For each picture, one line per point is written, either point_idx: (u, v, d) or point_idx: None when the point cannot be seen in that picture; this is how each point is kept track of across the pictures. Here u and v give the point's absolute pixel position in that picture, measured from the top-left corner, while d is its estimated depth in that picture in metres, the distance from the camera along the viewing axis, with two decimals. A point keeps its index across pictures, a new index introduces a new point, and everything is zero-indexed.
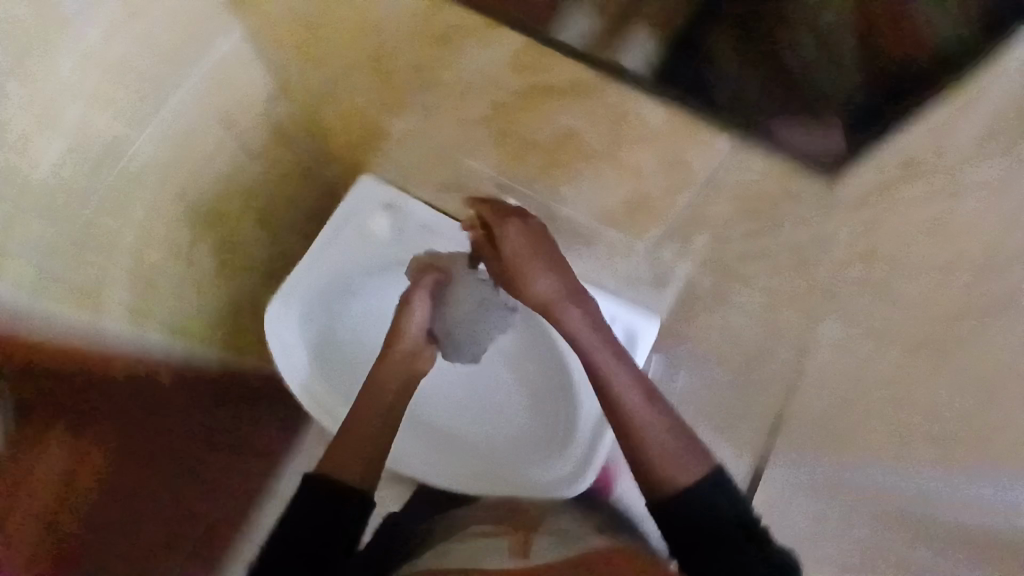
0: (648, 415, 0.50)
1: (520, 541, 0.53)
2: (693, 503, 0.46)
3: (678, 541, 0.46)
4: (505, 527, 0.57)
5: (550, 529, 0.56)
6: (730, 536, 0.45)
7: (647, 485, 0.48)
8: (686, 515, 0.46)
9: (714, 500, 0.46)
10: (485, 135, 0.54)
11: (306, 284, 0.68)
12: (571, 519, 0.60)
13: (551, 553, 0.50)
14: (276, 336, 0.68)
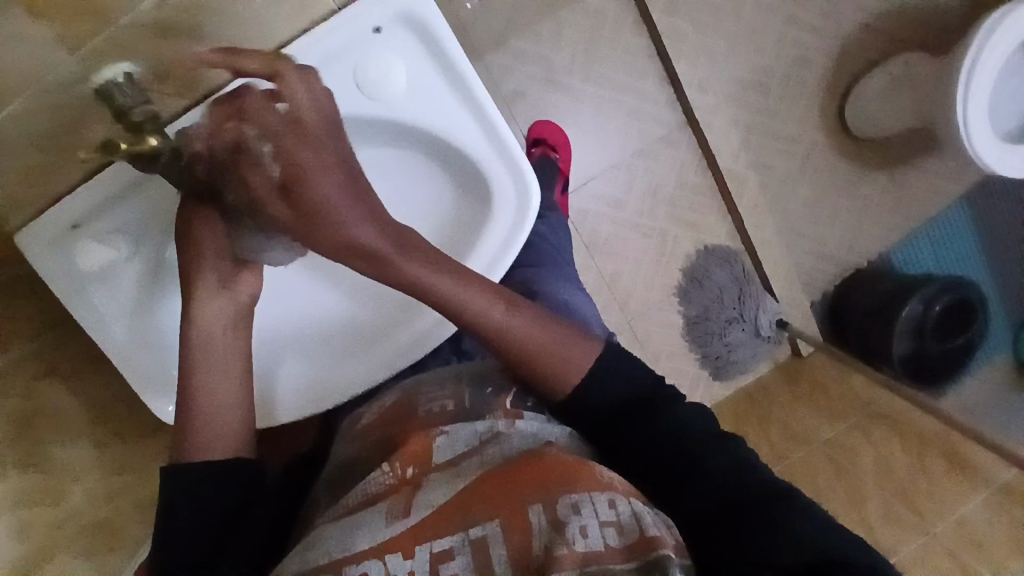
0: (518, 322, 0.59)
1: (420, 461, 0.50)
2: (608, 392, 0.57)
3: (588, 419, 0.58)
4: (399, 465, 0.51)
5: (442, 439, 0.52)
6: (636, 409, 0.57)
7: (539, 381, 0.58)
8: (589, 407, 0.57)
9: (617, 378, 0.58)
10: None
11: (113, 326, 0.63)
12: (486, 390, 0.59)
13: (441, 493, 0.47)
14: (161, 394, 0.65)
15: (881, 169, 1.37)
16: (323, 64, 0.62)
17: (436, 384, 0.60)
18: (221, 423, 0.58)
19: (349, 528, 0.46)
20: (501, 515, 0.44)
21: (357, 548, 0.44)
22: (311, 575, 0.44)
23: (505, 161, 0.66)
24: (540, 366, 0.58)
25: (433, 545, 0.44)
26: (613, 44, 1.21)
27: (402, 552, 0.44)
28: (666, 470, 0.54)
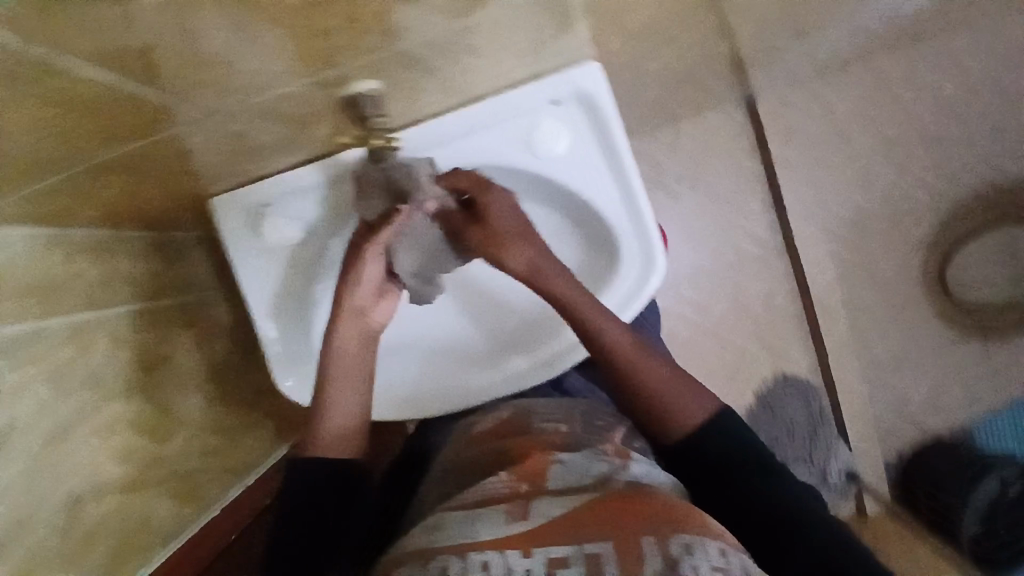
0: (642, 360, 0.64)
1: (535, 481, 0.54)
2: (723, 448, 0.58)
3: (697, 469, 0.58)
4: (517, 476, 0.55)
5: (558, 462, 0.56)
6: (750, 471, 0.57)
7: (657, 422, 0.61)
8: (701, 456, 0.59)
9: (732, 436, 0.59)
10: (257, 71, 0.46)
11: (276, 302, 0.76)
12: (596, 425, 0.64)
13: (556, 508, 0.50)
14: (290, 366, 0.78)
15: (980, 333, 1.33)
16: (500, 118, 0.71)
17: (548, 411, 0.67)
18: (343, 419, 0.65)
19: (470, 520, 0.51)
20: (615, 538, 0.47)
21: (478, 539, 0.49)
22: (433, 554, 0.49)
23: (638, 232, 0.75)
24: (655, 407, 0.61)
25: (549, 550, 0.47)
26: (724, 159, 1.33)
27: (520, 550, 0.47)
28: (778, 533, 0.54)
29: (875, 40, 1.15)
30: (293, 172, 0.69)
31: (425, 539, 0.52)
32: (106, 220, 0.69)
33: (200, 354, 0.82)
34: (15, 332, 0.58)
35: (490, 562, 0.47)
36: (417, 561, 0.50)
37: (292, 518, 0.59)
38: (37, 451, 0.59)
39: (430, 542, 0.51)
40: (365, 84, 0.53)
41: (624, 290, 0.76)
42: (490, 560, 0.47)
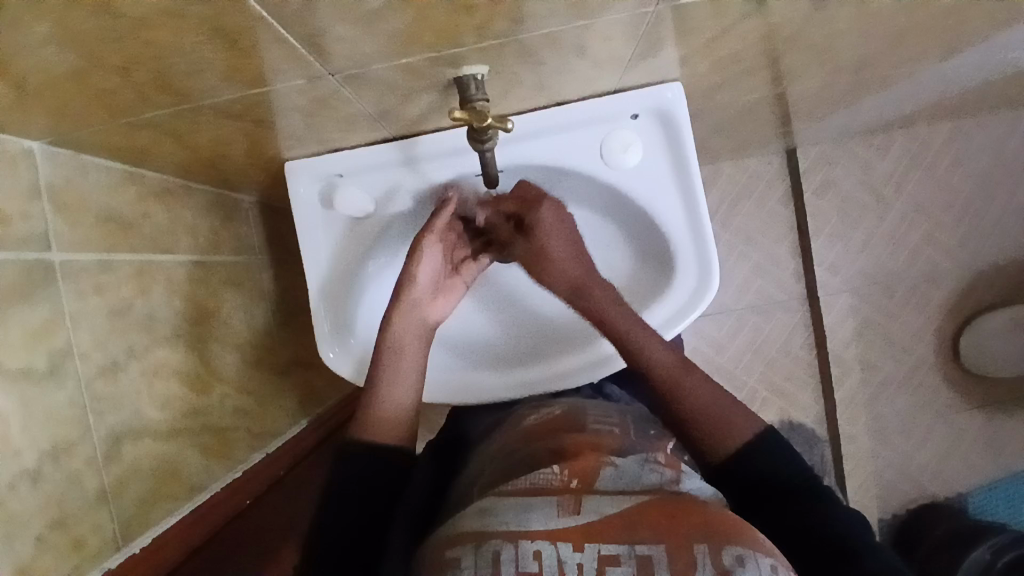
0: (688, 380, 0.66)
1: (586, 477, 0.54)
2: (768, 467, 0.60)
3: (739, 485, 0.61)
4: (568, 472, 0.55)
5: (611, 463, 0.56)
6: (793, 494, 0.59)
7: (701, 441, 0.64)
8: (745, 473, 0.61)
9: (778, 457, 0.61)
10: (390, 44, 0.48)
11: (331, 272, 0.76)
12: (648, 432, 0.67)
13: (609, 505, 0.50)
14: (335, 339, 0.78)
15: (986, 408, 1.36)
16: (577, 124, 0.73)
17: (602, 411, 0.72)
18: (398, 400, 0.68)
19: (522, 508, 0.51)
20: (666, 541, 0.47)
21: (530, 528, 0.50)
22: (490, 537, 0.50)
23: (699, 253, 0.76)
24: (703, 427, 0.64)
25: (602, 547, 0.48)
26: (757, 206, 1.37)
27: (573, 544, 0.48)
28: (820, 557, 0.55)
29: (916, 112, 1.21)
30: (370, 147, 0.73)
31: (477, 521, 0.52)
32: (186, 168, 0.70)
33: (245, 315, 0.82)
34: (84, 261, 0.59)
35: (541, 551, 0.48)
36: (467, 541, 0.51)
37: (338, 502, 0.61)
38: (89, 380, 0.57)
39: (482, 525, 0.52)
40: (476, 67, 0.56)
41: (674, 307, 0.78)
42: (543, 550, 0.48)
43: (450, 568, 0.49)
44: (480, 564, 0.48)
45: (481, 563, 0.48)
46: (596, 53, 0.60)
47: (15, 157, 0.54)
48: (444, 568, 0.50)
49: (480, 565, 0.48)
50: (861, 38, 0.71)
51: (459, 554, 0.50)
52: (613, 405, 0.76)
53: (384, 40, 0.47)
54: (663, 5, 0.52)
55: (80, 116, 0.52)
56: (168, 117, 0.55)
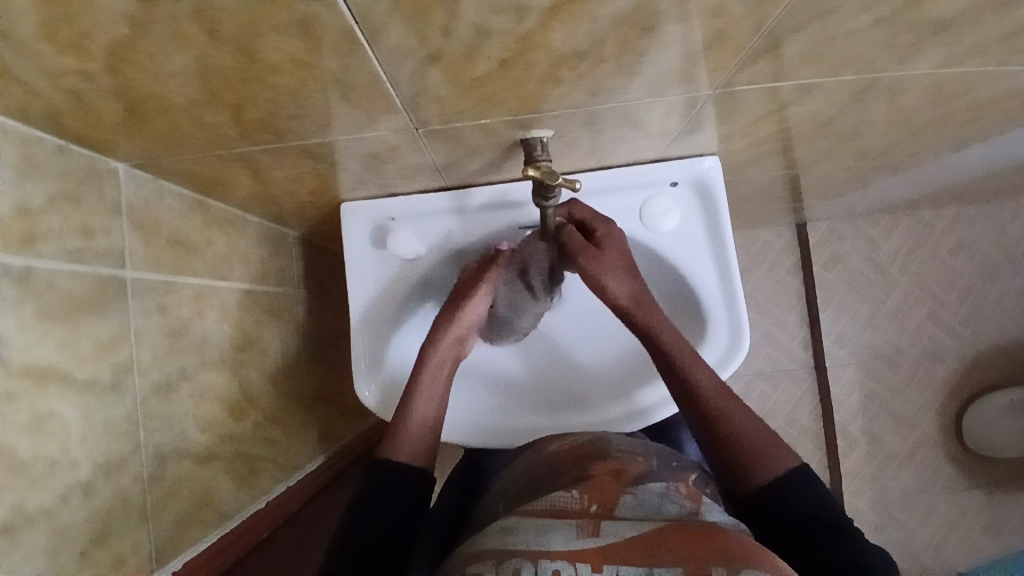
0: (732, 406, 0.67)
1: (606, 506, 0.57)
2: (794, 505, 0.59)
3: (762, 518, 0.60)
4: (587, 497, 0.58)
5: (631, 493, 0.59)
6: (819, 531, 0.58)
7: (739, 466, 0.63)
8: (771, 507, 0.60)
9: (804, 496, 0.60)
10: (479, 103, 0.53)
11: (376, 313, 0.79)
12: (671, 463, 0.70)
13: (629, 530, 0.53)
14: (376, 381, 0.80)
15: (987, 488, 1.38)
16: (620, 189, 0.78)
17: (627, 442, 0.73)
18: (421, 426, 0.70)
19: (544, 528, 0.54)
20: (685, 564, 0.48)
21: (550, 548, 0.51)
22: (509, 553, 0.51)
23: (731, 314, 0.79)
24: (741, 454, 0.64)
25: (620, 570, 0.49)
26: (768, 276, 1.42)
27: (591, 565, 0.50)
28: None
29: (921, 198, 1.29)
30: (421, 197, 0.77)
31: (498, 540, 0.54)
32: (248, 200, 0.74)
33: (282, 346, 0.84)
34: (151, 279, 0.61)
35: (561, 571, 0.49)
36: (488, 559, 0.52)
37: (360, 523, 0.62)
38: (144, 396, 0.58)
39: (504, 544, 0.53)
40: (542, 130, 0.61)
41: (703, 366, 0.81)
42: (563, 570, 0.49)
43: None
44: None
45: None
46: (649, 127, 0.66)
47: (102, 176, 0.56)
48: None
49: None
50: (885, 127, 0.78)
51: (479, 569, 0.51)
52: (640, 440, 0.77)
53: (473, 100, 0.52)
54: (720, 89, 0.58)
55: (174, 143, 0.55)
56: (254, 150, 0.59)
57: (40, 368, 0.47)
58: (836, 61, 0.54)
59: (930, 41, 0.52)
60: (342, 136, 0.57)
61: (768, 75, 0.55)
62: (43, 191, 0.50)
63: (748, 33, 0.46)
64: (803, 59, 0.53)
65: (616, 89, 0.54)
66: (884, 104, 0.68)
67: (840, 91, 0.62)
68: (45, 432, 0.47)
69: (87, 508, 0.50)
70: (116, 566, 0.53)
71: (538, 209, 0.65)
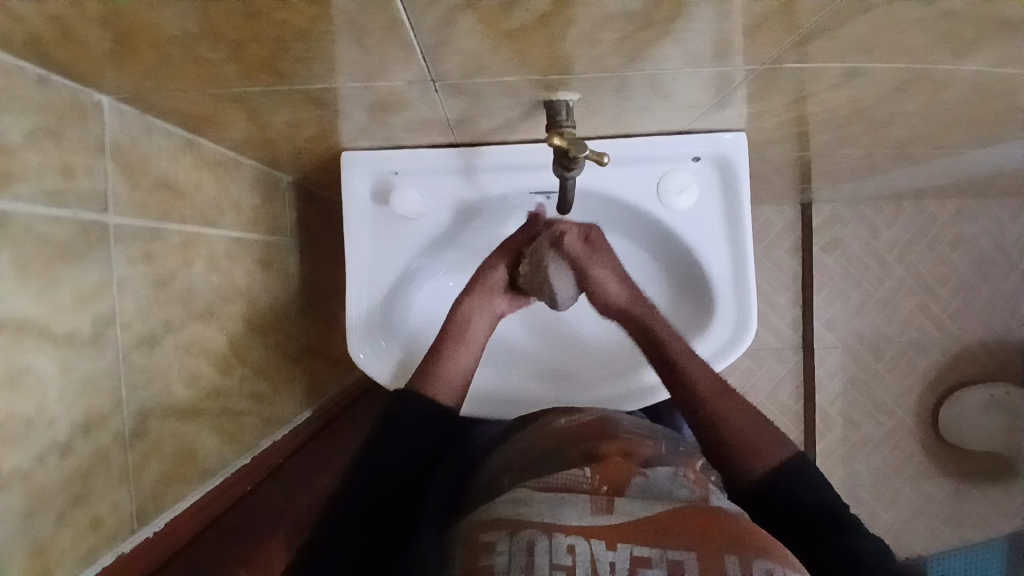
0: (723, 402, 0.67)
1: (617, 485, 0.57)
2: (793, 492, 0.62)
3: (764, 509, 0.62)
4: (598, 477, 0.59)
5: (643, 475, 0.60)
6: (823, 522, 0.60)
7: (732, 461, 0.64)
8: (773, 494, 0.62)
9: (803, 487, 0.62)
10: (508, 61, 0.48)
11: (371, 271, 0.76)
12: (677, 450, 0.70)
13: (643, 510, 0.53)
14: (368, 341, 0.76)
15: (952, 477, 1.43)
16: (638, 159, 0.74)
17: (633, 424, 0.74)
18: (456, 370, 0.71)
19: (556, 503, 0.54)
20: (698, 549, 0.49)
21: (566, 524, 0.52)
22: (524, 524, 0.52)
23: (739, 300, 0.77)
24: (735, 447, 0.64)
25: (634, 548, 0.50)
26: (766, 254, 1.40)
27: (605, 542, 0.50)
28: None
29: (929, 188, 1.26)
30: (427, 151, 0.73)
31: (511, 512, 0.54)
32: (242, 143, 0.69)
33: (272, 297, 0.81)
34: (137, 226, 0.57)
35: (576, 546, 0.50)
36: (503, 529, 0.52)
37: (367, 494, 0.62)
38: (126, 350, 0.54)
39: (518, 516, 0.54)
40: (570, 93, 0.56)
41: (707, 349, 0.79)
42: (576, 545, 0.50)
43: (484, 553, 0.51)
44: (515, 553, 0.50)
45: (516, 555, 0.49)
46: (680, 99, 0.62)
47: (86, 109, 0.51)
48: (479, 556, 0.51)
49: (515, 555, 0.49)
50: (918, 119, 0.74)
51: (495, 539, 0.51)
52: (644, 421, 0.77)
53: (501, 57, 0.47)
54: (766, 66, 0.54)
55: (168, 80, 0.50)
56: (255, 92, 0.53)
57: (14, 321, 0.43)
58: (887, 51, 0.51)
59: (995, 38, 0.48)
60: (352, 83, 0.52)
61: (815, 57, 0.51)
62: (20, 125, 0.45)
63: (812, 11, 0.42)
64: (856, 45, 0.49)
65: (656, 57, 0.50)
66: (926, 97, 0.65)
67: (883, 81, 0.59)
68: (18, 390, 0.43)
69: (65, 467, 0.47)
70: (98, 526, 0.51)
71: (560, 178, 0.61)
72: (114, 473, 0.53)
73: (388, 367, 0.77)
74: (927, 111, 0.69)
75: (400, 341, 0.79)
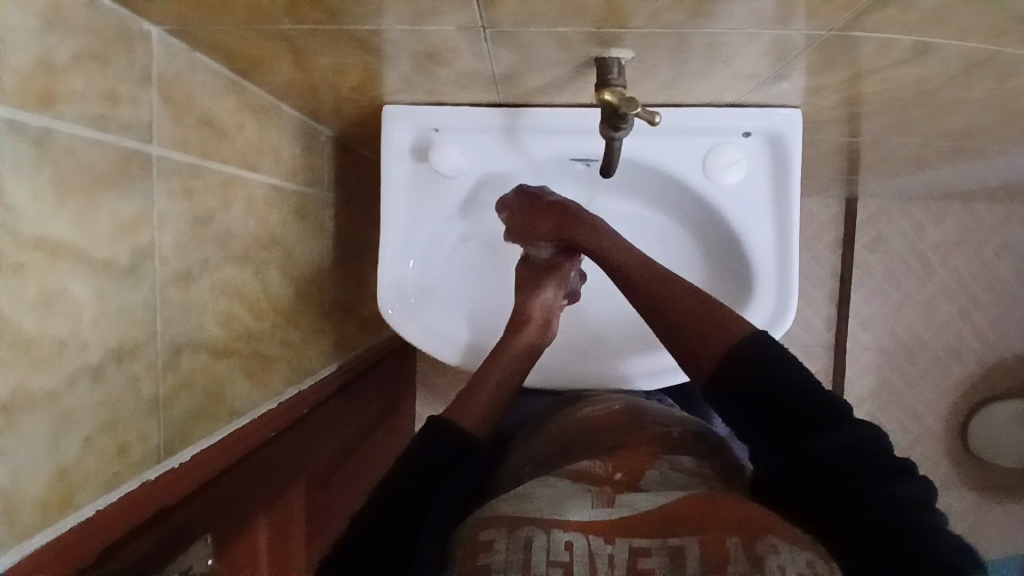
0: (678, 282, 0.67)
1: (630, 477, 0.57)
2: (773, 383, 0.58)
3: (739, 402, 0.60)
4: (613, 466, 0.59)
5: (659, 467, 0.59)
6: (801, 420, 0.57)
7: (691, 344, 0.64)
8: (749, 386, 0.59)
9: (782, 380, 0.58)
10: (564, 9, 0.46)
11: (404, 228, 0.75)
12: (711, 441, 0.67)
13: (648, 501, 0.53)
14: (396, 299, 0.76)
15: (978, 490, 1.39)
16: (687, 131, 0.72)
17: (663, 414, 0.72)
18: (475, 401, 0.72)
19: (557, 498, 0.54)
20: (702, 534, 0.48)
21: (565, 519, 0.51)
22: (525, 518, 0.51)
23: (780, 283, 0.75)
24: (690, 330, 0.64)
25: (633, 541, 0.49)
26: (805, 246, 1.36)
27: (603, 538, 0.49)
28: (828, 491, 0.54)
29: (982, 189, 1.21)
30: (470, 110, 0.72)
31: (512, 507, 0.54)
32: (285, 87, 0.68)
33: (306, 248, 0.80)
34: (178, 161, 0.56)
35: (573, 542, 0.49)
36: (504, 525, 0.51)
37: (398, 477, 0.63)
38: (162, 283, 0.55)
39: (518, 511, 0.53)
40: (622, 50, 0.54)
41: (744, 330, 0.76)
42: (575, 541, 0.49)
43: (483, 548, 0.50)
44: (512, 545, 0.49)
45: (512, 546, 0.48)
46: (736, 66, 0.59)
47: (134, 38, 0.51)
48: (477, 550, 0.50)
49: (512, 548, 0.49)
50: (984, 109, 0.71)
51: (492, 536, 0.50)
52: (677, 412, 0.76)
53: (555, 3, 0.46)
54: (834, 32, 0.51)
55: (215, 11, 0.49)
56: (302, 30, 0.53)
57: (57, 241, 0.44)
58: (963, 26, 0.48)
59: None
60: (401, 26, 0.51)
61: (886, 25, 0.49)
62: (71, 47, 0.45)
63: None
64: (931, 16, 0.46)
65: (717, 14, 0.47)
66: (998, 83, 0.61)
67: (954, 61, 0.55)
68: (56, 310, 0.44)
69: (97, 391, 0.48)
70: (126, 453, 0.52)
71: (603, 140, 0.59)
72: (144, 403, 0.53)
73: (413, 327, 0.76)
74: (999, 98, 0.66)
75: (432, 305, 0.79)
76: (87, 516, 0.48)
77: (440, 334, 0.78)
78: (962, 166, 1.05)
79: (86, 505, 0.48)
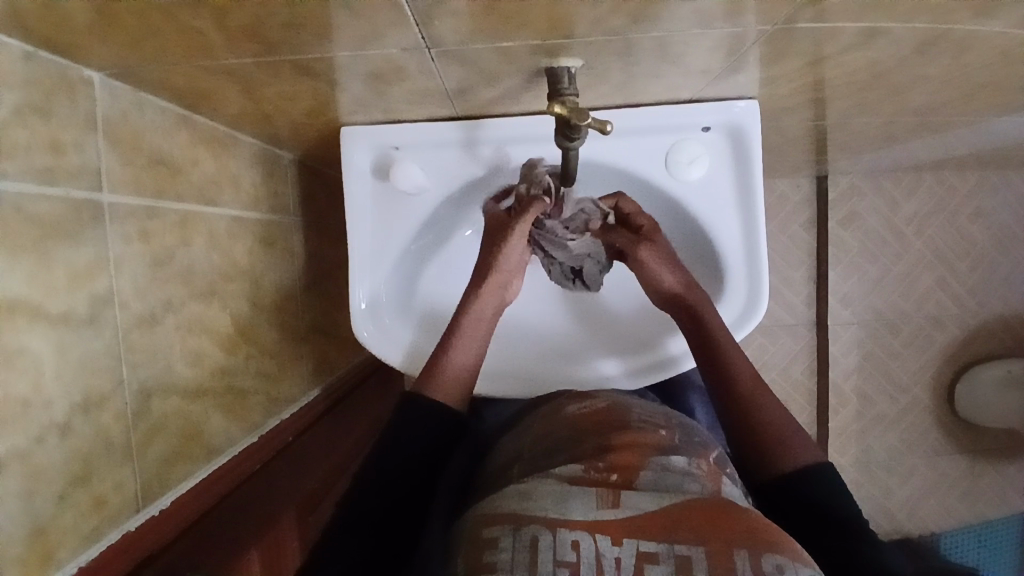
0: (763, 395, 0.67)
1: (626, 475, 0.56)
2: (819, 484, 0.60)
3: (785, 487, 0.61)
4: (607, 465, 0.58)
5: (653, 467, 0.58)
6: (843, 527, 0.57)
7: (767, 451, 0.63)
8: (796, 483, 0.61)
9: (822, 483, 0.59)
10: (506, 23, 0.46)
11: (373, 249, 0.74)
12: (693, 438, 0.68)
13: (649, 502, 0.52)
14: (371, 320, 0.76)
15: (969, 453, 1.41)
16: (648, 129, 0.72)
17: (646, 411, 0.73)
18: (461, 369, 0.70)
19: (562, 495, 0.53)
20: (708, 546, 0.48)
21: (571, 518, 0.51)
22: (529, 518, 0.51)
23: (753, 270, 0.75)
24: (769, 443, 0.64)
25: (640, 544, 0.49)
26: (780, 229, 1.37)
27: (611, 538, 0.49)
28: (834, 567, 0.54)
29: (949, 158, 1.22)
30: (430, 125, 0.71)
31: (516, 503, 0.54)
32: (238, 118, 0.67)
33: (275, 277, 0.80)
34: (131, 204, 0.55)
35: (580, 542, 0.49)
36: (507, 522, 0.51)
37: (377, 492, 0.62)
38: (126, 329, 0.54)
39: (522, 509, 0.52)
40: (571, 59, 0.54)
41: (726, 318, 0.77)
42: (582, 540, 0.49)
43: (488, 546, 0.50)
44: (518, 546, 0.49)
45: (519, 548, 0.48)
46: (688, 64, 0.59)
47: (74, 83, 0.50)
48: (481, 547, 0.50)
49: (519, 548, 0.49)
50: (940, 85, 0.71)
51: (497, 533, 0.51)
52: (659, 407, 0.76)
53: (496, 19, 0.45)
54: (779, 25, 0.51)
55: (156, 51, 0.48)
56: (246, 63, 0.52)
57: (8, 300, 0.43)
58: (908, 9, 0.48)
59: None
60: (346, 51, 0.50)
61: (831, 14, 0.49)
62: (6, 100, 0.44)
63: None
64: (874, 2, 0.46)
65: (661, 16, 0.47)
66: (952, 59, 0.61)
67: (905, 42, 0.55)
68: (12, 372, 0.43)
69: (64, 448, 0.47)
70: (103, 506, 0.51)
71: (561, 150, 0.59)
72: (117, 452, 0.52)
73: (390, 346, 0.77)
74: (953, 73, 0.66)
75: (408, 322, 0.79)
76: (69, 574, 0.47)
77: (418, 351, 0.78)
78: (926, 139, 1.05)
79: (66, 562, 0.47)
